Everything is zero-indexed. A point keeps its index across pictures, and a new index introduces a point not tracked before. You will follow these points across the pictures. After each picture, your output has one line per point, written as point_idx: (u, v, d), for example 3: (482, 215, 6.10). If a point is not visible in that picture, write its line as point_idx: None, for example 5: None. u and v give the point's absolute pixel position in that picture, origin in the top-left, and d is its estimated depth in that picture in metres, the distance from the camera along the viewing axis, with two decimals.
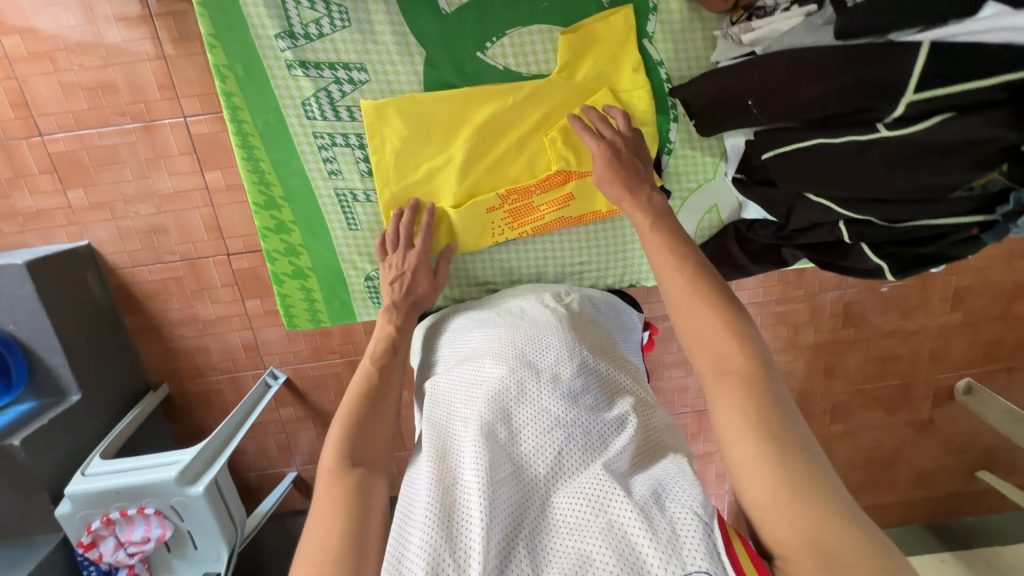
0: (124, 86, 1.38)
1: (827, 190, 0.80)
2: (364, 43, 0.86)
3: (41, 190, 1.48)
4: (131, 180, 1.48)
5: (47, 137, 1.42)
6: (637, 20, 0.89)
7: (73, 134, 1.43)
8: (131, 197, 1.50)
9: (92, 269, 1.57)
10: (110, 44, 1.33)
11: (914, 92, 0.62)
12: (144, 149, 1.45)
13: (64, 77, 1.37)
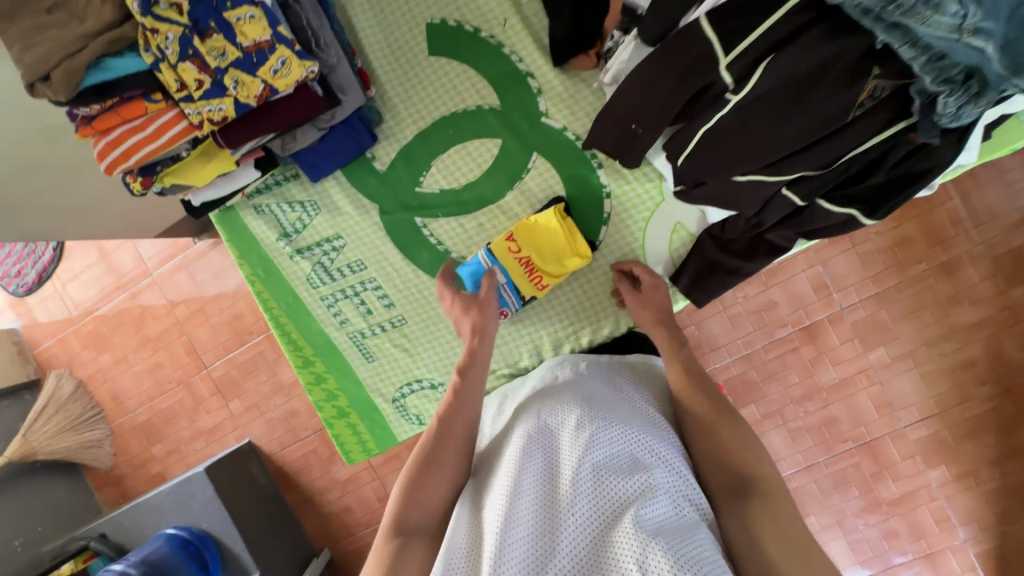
0: (249, 313, 1.98)
1: (742, 166, 0.76)
2: (334, 219, 1.10)
3: (212, 408, 2.08)
4: (266, 380, 2.00)
5: (210, 367, 2.05)
6: (530, 109, 1.02)
7: (223, 360, 2.03)
8: (268, 394, 2.00)
9: (255, 460, 1.99)
10: (234, 287, 1.98)
11: (723, 55, 0.67)
12: (269, 353, 1.98)
13: (211, 318, 2.02)
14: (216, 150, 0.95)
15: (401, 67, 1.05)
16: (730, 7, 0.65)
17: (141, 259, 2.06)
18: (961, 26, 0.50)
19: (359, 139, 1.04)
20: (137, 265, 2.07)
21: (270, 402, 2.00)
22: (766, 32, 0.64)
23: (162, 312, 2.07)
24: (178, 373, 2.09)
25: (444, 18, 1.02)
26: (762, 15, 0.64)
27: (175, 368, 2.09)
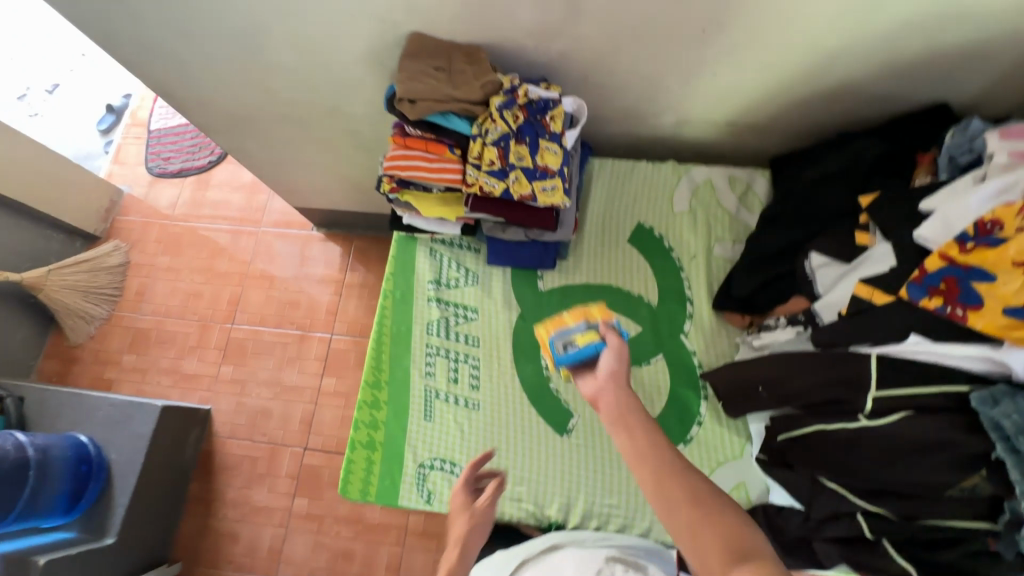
0: (304, 306, 2.11)
1: (840, 475, 0.88)
2: (481, 297, 1.27)
3: (205, 359, 2.10)
4: (269, 369, 2.04)
5: (235, 326, 2.13)
6: (675, 323, 1.22)
7: (251, 328, 2.12)
8: (261, 381, 2.03)
9: (199, 429, 1.94)
10: (311, 279, 2.15)
11: (877, 390, 0.83)
12: (291, 349, 2.06)
13: (274, 290, 2.16)
14: (454, 201, 1.18)
15: (602, 235, 1.31)
16: (900, 361, 0.82)
17: (261, 211, 2.30)
18: None
19: (544, 260, 1.26)
20: (254, 213, 2.30)
21: (256, 389, 2.02)
22: (915, 396, 0.81)
23: (240, 258, 2.22)
24: (206, 312, 2.16)
25: (653, 227, 1.30)
26: (918, 382, 0.81)
27: (207, 306, 2.17)
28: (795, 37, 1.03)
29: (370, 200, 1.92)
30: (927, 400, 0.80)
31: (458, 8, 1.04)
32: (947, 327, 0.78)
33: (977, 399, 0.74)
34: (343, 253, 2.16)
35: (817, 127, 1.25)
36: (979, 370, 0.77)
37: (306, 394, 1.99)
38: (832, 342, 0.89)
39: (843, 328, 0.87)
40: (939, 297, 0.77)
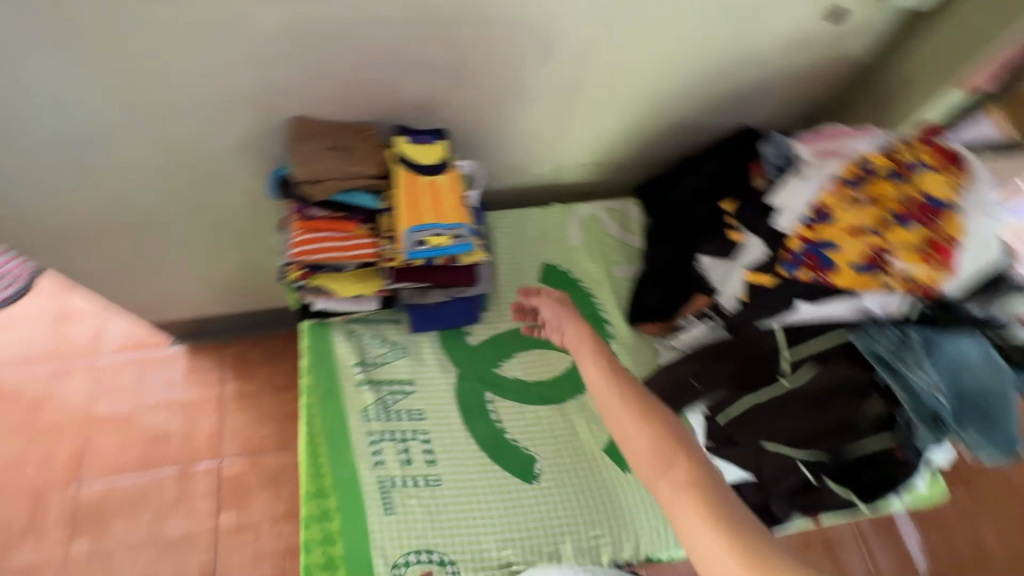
0: (177, 437, 1.77)
1: (778, 437, 1.00)
2: (414, 367, 1.22)
3: (44, 543, 1.62)
4: (143, 527, 1.65)
5: (84, 486, 1.69)
6: (602, 344, 1.31)
7: (108, 483, 1.70)
8: (133, 546, 1.62)
9: None
10: (179, 403, 1.82)
11: (787, 350, 0.99)
12: (169, 493, 1.70)
13: (130, 429, 1.77)
14: (369, 277, 1.14)
15: (514, 280, 1.37)
16: (798, 325, 0.99)
17: (94, 339, 1.90)
18: (933, 383, 0.87)
19: (468, 315, 1.26)
20: (85, 344, 1.89)
21: (129, 558, 1.61)
22: (816, 350, 0.97)
23: (73, 404, 1.80)
24: (35, 482, 1.69)
25: (558, 264, 1.40)
26: (814, 337, 0.98)
27: (36, 474, 1.70)
28: (632, 87, 1.24)
29: (243, 300, 1.71)
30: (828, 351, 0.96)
31: (340, 89, 1.07)
32: (821, 290, 0.98)
33: (859, 340, 0.94)
34: (214, 364, 1.88)
35: (658, 157, 1.50)
36: (855, 318, 0.97)
37: (200, 540, 1.64)
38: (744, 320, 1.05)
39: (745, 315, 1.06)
40: (809, 269, 1.00)
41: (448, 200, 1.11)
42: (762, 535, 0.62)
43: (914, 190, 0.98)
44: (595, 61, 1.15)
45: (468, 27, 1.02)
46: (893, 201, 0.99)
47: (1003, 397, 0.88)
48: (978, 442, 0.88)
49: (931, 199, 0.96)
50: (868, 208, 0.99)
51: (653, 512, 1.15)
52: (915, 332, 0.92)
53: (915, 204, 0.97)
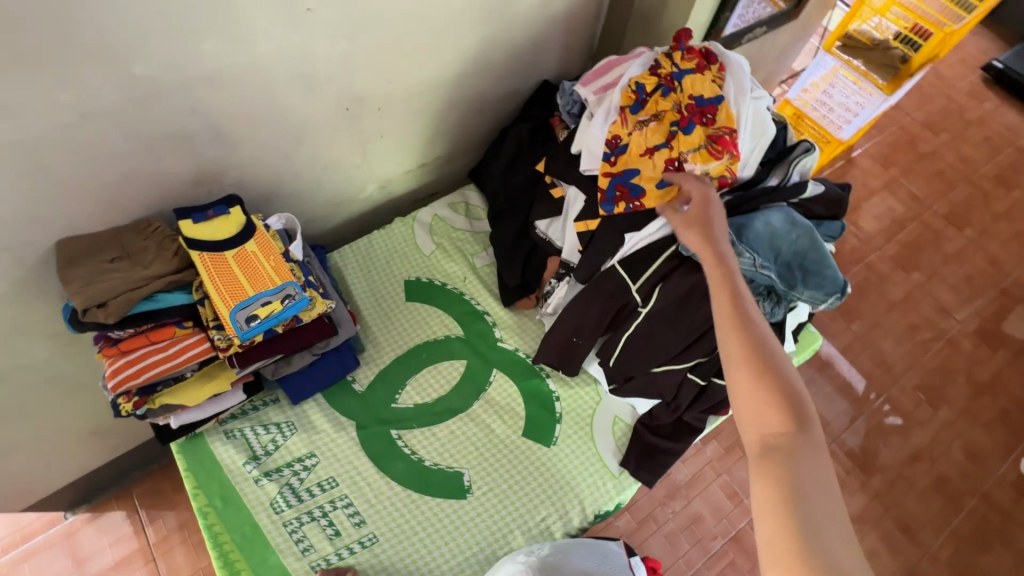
0: None
1: (658, 358, 1.08)
2: (309, 438, 1.16)
3: None
4: None
5: None
6: (488, 336, 1.31)
7: None
8: None
9: None
10: (94, 573, 1.53)
11: (633, 282, 1.04)
12: None
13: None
14: (220, 371, 1.06)
15: (382, 309, 1.33)
16: (633, 255, 1.05)
17: None
18: (756, 262, 0.97)
19: (345, 363, 1.21)
20: None
21: None
22: (655, 271, 1.03)
23: None
24: None
25: (419, 276, 1.37)
26: (650, 262, 1.03)
27: None
28: (425, 71, 1.20)
29: (122, 440, 1.48)
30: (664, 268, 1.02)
31: (98, 191, 0.94)
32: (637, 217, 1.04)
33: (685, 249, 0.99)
34: (127, 513, 1.59)
35: (483, 135, 1.50)
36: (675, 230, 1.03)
37: None
38: (589, 267, 1.08)
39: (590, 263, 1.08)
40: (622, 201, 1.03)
41: (265, 261, 1.04)
42: (829, 506, 0.62)
43: (684, 95, 1.03)
44: (377, 57, 1.10)
45: (219, 81, 0.94)
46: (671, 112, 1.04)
47: (816, 250, 0.98)
48: (810, 295, 0.98)
49: (700, 98, 1.01)
50: (653, 126, 1.03)
51: (590, 469, 1.18)
52: (726, 223, 0.99)
53: (689, 107, 1.01)
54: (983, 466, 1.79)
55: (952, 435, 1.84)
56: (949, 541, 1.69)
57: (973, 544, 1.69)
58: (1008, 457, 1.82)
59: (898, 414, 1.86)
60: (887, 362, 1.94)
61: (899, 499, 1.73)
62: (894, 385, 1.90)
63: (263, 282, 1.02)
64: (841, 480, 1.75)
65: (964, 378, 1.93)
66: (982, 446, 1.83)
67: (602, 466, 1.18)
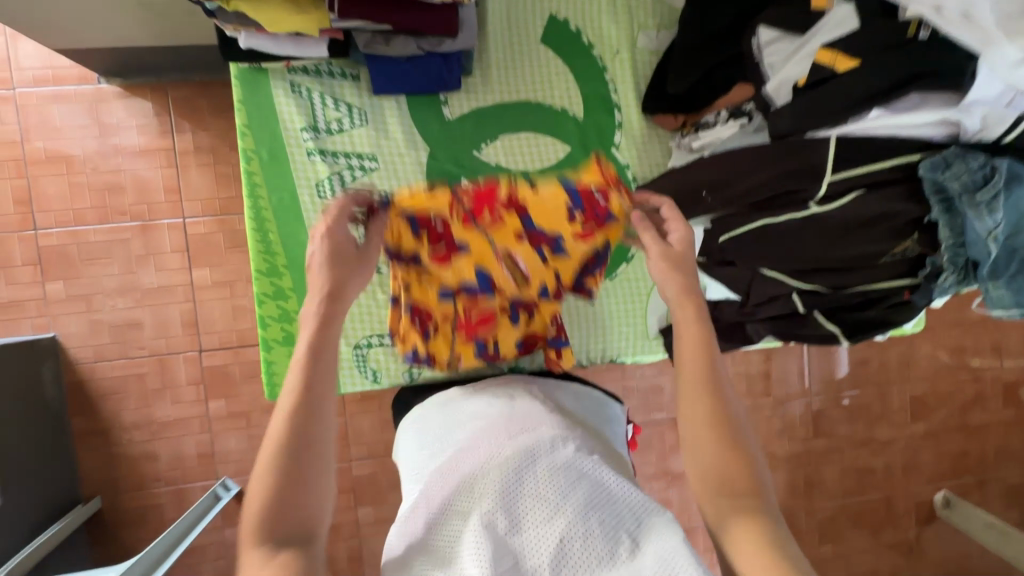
0: (130, 189, 1.52)
1: (783, 264, 0.91)
2: (376, 139, 1.02)
3: (21, 281, 1.51)
4: (115, 274, 1.54)
5: (42, 232, 1.51)
6: (605, 136, 1.09)
7: (67, 231, 1.52)
8: (109, 291, 1.54)
9: (50, 364, 1.50)
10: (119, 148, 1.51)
11: (832, 173, 0.80)
12: (135, 246, 1.54)
13: (77, 179, 1.51)
14: (312, 7, 0.84)
15: (510, 36, 1.05)
16: (857, 137, 0.80)
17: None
18: (993, 230, 0.71)
19: (446, 79, 1.00)
20: None
21: (107, 303, 1.54)
22: (866, 173, 0.79)
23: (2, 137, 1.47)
24: None
25: (568, 19, 1.07)
26: (872, 159, 0.79)
27: None
28: None
29: (166, 30, 1.29)
30: (884, 175, 0.79)
31: None
32: (898, 88, 0.74)
33: (928, 167, 0.75)
34: (156, 109, 1.50)
35: None
36: (934, 135, 0.77)
37: (176, 292, 1.56)
38: (795, 124, 0.82)
39: (801, 119, 0.81)
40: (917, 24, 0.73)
41: None
42: None
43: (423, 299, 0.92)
44: None
45: None
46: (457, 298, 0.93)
47: None
48: (999, 297, 0.77)
49: (559, 240, 0.85)
50: (475, 242, 0.83)
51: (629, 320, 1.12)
52: (1006, 162, 0.71)
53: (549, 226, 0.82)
54: (909, 478, 1.88)
55: (911, 445, 1.87)
56: (832, 507, 1.85)
57: (852, 520, 1.86)
58: (934, 485, 1.89)
59: (886, 406, 1.85)
60: (910, 364, 1.85)
61: (820, 463, 1.84)
62: (899, 383, 1.85)
63: None
64: (786, 423, 1.80)
65: (957, 411, 1.89)
66: (920, 465, 1.88)
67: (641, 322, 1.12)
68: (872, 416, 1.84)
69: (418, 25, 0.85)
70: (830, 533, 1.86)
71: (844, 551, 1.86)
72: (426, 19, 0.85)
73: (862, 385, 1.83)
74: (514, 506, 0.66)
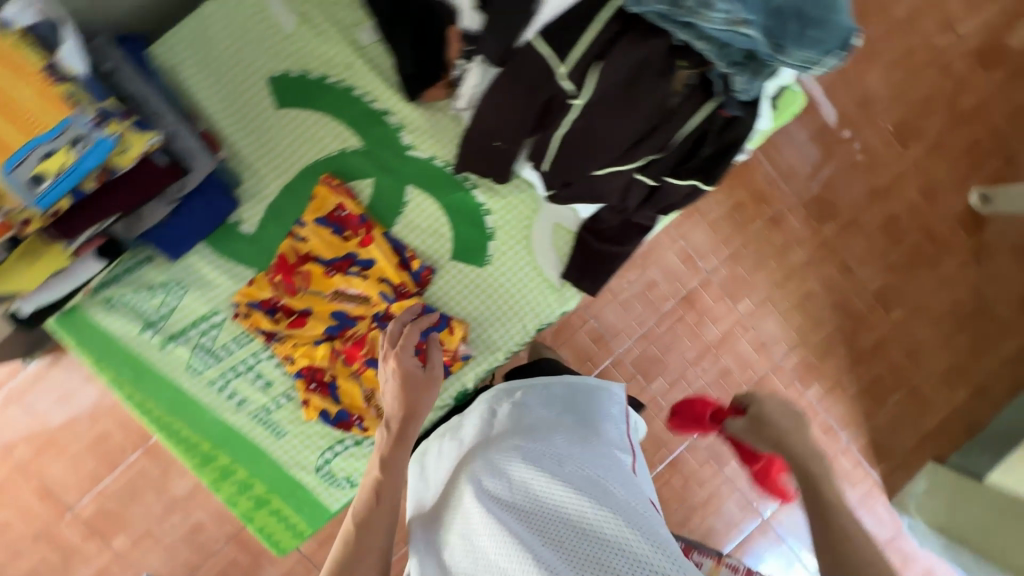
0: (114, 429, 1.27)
1: (602, 159, 0.84)
2: (206, 295, 1.01)
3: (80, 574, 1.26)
4: (155, 510, 1.27)
5: (79, 510, 1.26)
6: (393, 144, 1.04)
7: (97, 497, 1.26)
8: (160, 530, 1.27)
9: None
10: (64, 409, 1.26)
11: (560, 65, 0.73)
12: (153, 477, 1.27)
13: (68, 450, 1.26)
14: (44, 247, 0.83)
15: (249, 122, 1.00)
16: (553, 19, 0.72)
17: None
18: (731, 17, 0.63)
19: (218, 205, 0.97)
20: None
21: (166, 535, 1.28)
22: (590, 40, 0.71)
23: None
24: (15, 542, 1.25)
25: (285, 69, 1.00)
26: (580, 29, 0.72)
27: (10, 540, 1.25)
28: None
29: None
30: (606, 33, 0.71)
31: None
32: None
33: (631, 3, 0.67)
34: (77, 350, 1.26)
35: None
36: None
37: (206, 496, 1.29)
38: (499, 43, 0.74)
39: (500, 31, 0.72)
40: None
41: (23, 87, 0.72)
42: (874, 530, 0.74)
43: (323, 394, 1.02)
44: None
45: None
46: (338, 365, 1.02)
47: None
48: (804, 58, 0.70)
49: (355, 255, 1.03)
50: (313, 311, 1.02)
51: (530, 286, 1.08)
52: None
53: (349, 258, 1.03)
54: (937, 196, 1.62)
55: (931, 162, 1.62)
56: (885, 274, 1.64)
57: (913, 274, 1.63)
58: (962, 187, 1.64)
59: (880, 145, 1.62)
60: (871, 95, 1.62)
61: (847, 243, 1.62)
62: (864, 123, 1.61)
63: (31, 120, 0.72)
64: (795, 234, 1.62)
65: (947, 104, 1.63)
66: (938, 179, 1.63)
67: (541, 279, 1.08)
68: (869, 167, 1.62)
69: (133, 194, 0.83)
70: (907, 294, 1.63)
71: (931, 304, 1.63)
72: (138, 183, 0.84)
73: (835, 149, 1.61)
74: (488, 517, 0.66)
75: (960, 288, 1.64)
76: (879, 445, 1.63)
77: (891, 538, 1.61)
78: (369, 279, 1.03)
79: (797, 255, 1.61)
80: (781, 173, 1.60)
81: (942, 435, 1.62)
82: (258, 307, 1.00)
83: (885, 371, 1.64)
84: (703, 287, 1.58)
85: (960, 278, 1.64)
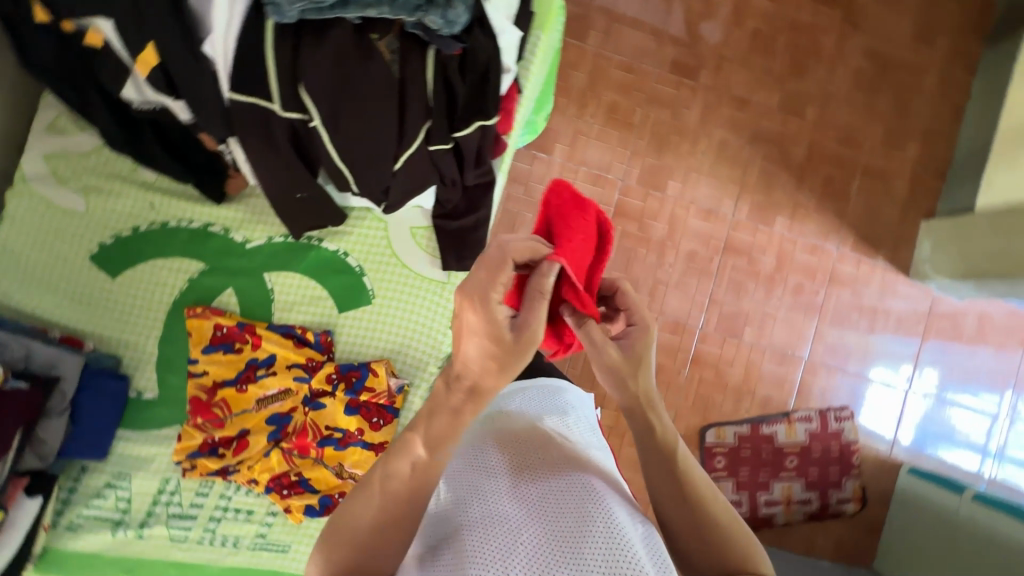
0: None
1: (385, 153, 0.82)
2: (151, 470, 1.03)
3: None
4: None
5: None
6: (230, 246, 1.05)
7: None
8: None
9: None
10: None
11: (271, 102, 0.73)
12: None
13: None
14: None
15: (96, 304, 1.02)
16: (233, 64, 0.70)
17: None
18: None
19: (110, 390, 0.99)
20: None
21: None
22: (277, 63, 0.71)
23: None
24: None
25: (99, 240, 1.02)
26: (260, 59, 0.71)
27: None
28: None
29: None
30: (286, 52, 0.71)
31: None
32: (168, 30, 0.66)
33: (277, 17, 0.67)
34: None
35: None
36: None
37: None
38: (213, 116, 0.74)
39: (209, 111, 0.74)
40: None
41: None
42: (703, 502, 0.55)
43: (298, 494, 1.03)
44: None
45: None
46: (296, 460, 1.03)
47: None
48: None
49: (254, 360, 1.04)
50: (248, 429, 1.03)
51: (423, 293, 1.08)
52: None
53: (250, 365, 1.04)
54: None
55: None
56: (778, 87, 1.64)
57: (805, 72, 1.64)
58: None
59: None
60: None
61: (729, 82, 1.62)
62: None
63: None
64: (676, 102, 1.61)
65: None
66: None
67: (428, 283, 1.08)
68: (704, 7, 1.61)
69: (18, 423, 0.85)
70: (814, 93, 1.65)
71: (836, 91, 1.65)
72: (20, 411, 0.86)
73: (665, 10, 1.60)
74: None
75: (853, 60, 1.65)
76: (868, 236, 1.66)
77: (932, 306, 1.68)
78: (279, 372, 1.04)
79: (689, 119, 1.61)
80: (631, 57, 1.59)
81: (915, 198, 1.67)
82: (198, 454, 1.02)
83: (831, 169, 1.65)
84: (626, 194, 1.59)
85: (846, 52, 1.65)
